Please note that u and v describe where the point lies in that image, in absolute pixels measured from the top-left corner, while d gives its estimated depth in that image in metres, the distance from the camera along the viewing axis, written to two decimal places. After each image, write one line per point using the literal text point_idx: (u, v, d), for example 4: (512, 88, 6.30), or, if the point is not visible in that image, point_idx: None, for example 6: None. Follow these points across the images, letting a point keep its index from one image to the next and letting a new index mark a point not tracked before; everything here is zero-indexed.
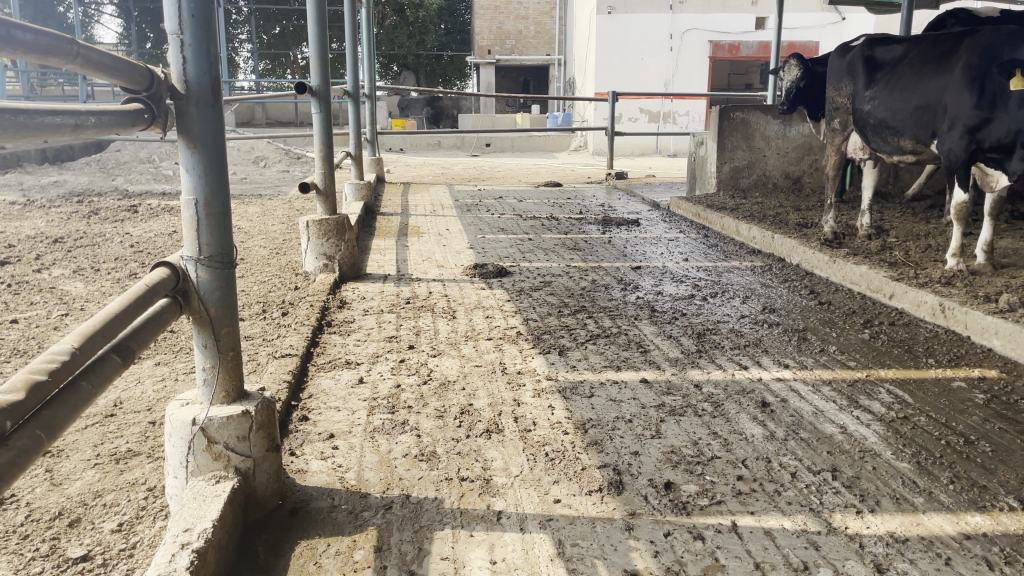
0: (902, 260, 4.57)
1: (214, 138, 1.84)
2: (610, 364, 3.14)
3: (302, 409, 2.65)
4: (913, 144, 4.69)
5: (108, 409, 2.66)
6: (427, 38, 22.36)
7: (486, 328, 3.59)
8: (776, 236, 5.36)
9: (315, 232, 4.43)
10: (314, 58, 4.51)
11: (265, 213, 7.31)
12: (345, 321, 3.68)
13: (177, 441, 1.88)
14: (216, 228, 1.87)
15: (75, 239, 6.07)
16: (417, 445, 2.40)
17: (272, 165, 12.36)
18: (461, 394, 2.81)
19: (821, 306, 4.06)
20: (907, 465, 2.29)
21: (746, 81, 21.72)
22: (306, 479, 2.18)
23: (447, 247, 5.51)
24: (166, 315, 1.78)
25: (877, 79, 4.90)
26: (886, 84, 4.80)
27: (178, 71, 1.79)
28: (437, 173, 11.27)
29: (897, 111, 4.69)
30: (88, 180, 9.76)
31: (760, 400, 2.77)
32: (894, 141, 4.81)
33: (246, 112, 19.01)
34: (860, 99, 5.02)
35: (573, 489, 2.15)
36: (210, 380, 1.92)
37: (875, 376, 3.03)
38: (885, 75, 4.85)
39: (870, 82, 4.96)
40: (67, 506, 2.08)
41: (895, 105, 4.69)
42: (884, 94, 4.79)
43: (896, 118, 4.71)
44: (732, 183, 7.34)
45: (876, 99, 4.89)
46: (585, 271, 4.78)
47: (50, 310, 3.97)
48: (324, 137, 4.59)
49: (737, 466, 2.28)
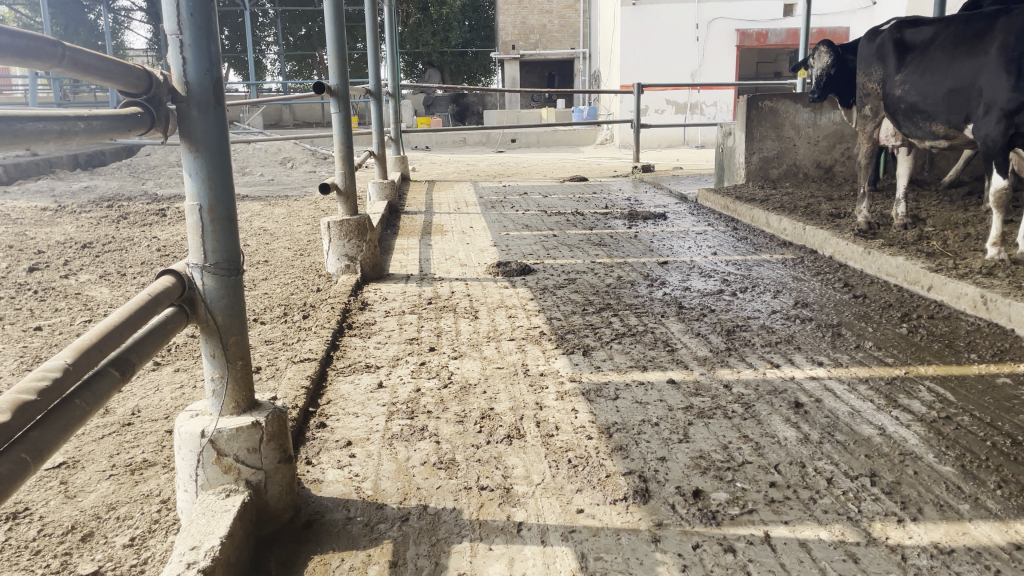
0: (940, 250, 4.40)
1: (217, 141, 1.78)
2: (636, 364, 3.04)
3: (319, 416, 2.59)
4: (947, 129, 4.52)
5: (125, 418, 2.63)
6: (450, 34, 22.32)
7: (508, 328, 3.51)
8: (808, 227, 5.21)
9: (337, 233, 4.39)
10: (332, 57, 4.44)
11: (290, 214, 7.30)
12: (366, 323, 3.62)
13: (186, 454, 1.83)
14: (222, 234, 1.82)
15: (103, 244, 6.10)
16: (436, 452, 2.32)
17: (299, 166, 12.40)
18: (482, 398, 2.73)
19: (856, 299, 3.92)
20: (951, 469, 2.17)
21: (775, 69, 21.39)
22: (321, 490, 2.12)
23: (470, 245, 5.44)
24: (171, 325, 1.73)
25: (908, 63, 4.74)
26: (917, 67, 4.63)
27: (178, 73, 1.74)
28: (462, 170, 11.21)
29: (929, 95, 4.52)
30: (118, 184, 9.86)
31: (793, 401, 2.66)
32: (927, 127, 4.65)
33: (273, 113, 19.15)
34: (891, 84, 4.87)
35: (596, 498, 2.06)
36: (219, 391, 1.86)
37: (915, 374, 2.89)
38: (914, 58, 4.69)
39: (900, 67, 4.79)
40: (81, 520, 2.05)
41: (927, 89, 4.53)
42: (915, 77, 4.63)
43: (927, 102, 4.55)
44: (762, 174, 7.17)
45: (907, 82, 4.72)
46: (610, 267, 4.68)
47: (74, 317, 3.97)
48: (343, 137, 4.53)
49: (770, 472, 2.18)
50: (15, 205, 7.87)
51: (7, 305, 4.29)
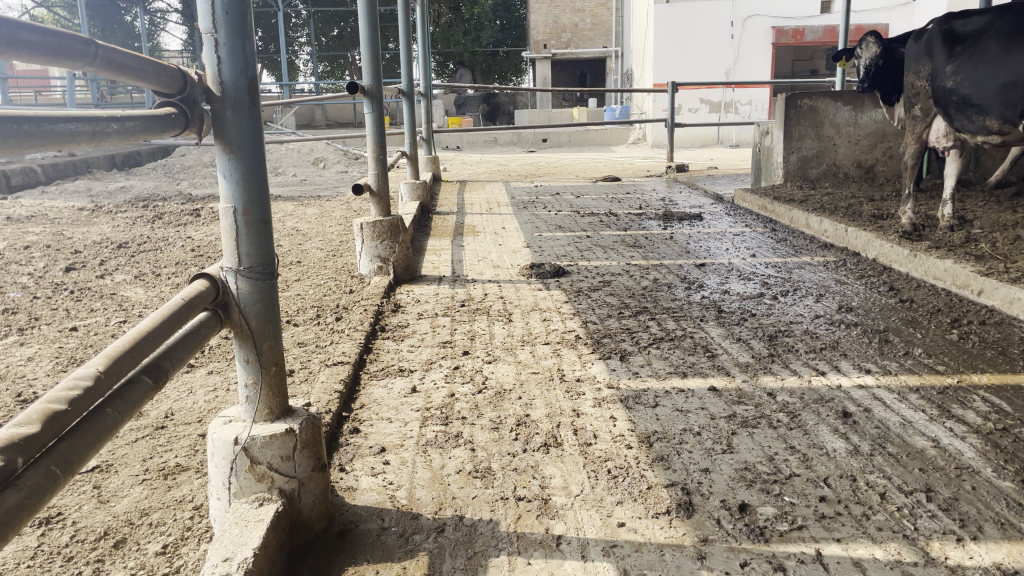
0: (989, 253, 4.26)
1: (253, 142, 1.74)
2: (675, 370, 2.96)
3: (353, 421, 2.55)
4: (1000, 125, 4.38)
5: (158, 421, 2.61)
6: (481, 34, 22.38)
7: (543, 332, 3.44)
8: (849, 229, 5.08)
9: (369, 234, 4.36)
10: (365, 57, 4.40)
11: (322, 214, 7.31)
12: (400, 325, 3.58)
13: (220, 461, 1.79)
14: (256, 237, 1.77)
15: (138, 244, 6.15)
16: (471, 460, 2.27)
17: (331, 166, 12.46)
18: (518, 404, 2.67)
19: (902, 304, 3.80)
20: (1011, 484, 2.06)
21: (811, 66, 21.12)
22: (355, 498, 2.07)
23: (503, 246, 5.39)
24: (204, 330, 1.69)
25: (958, 53, 4.57)
26: (970, 57, 4.47)
27: (213, 73, 1.70)
28: (493, 170, 11.18)
29: (983, 87, 4.37)
30: (154, 184, 9.98)
31: (841, 410, 2.56)
32: (980, 121, 4.47)
33: (306, 113, 19.32)
34: (942, 76, 4.66)
35: (638, 511, 1.99)
36: (253, 397, 1.82)
37: (968, 383, 2.77)
38: (966, 48, 4.52)
39: (950, 57, 4.62)
40: (113, 526, 2.02)
41: (982, 80, 4.37)
42: (968, 68, 4.47)
43: (981, 95, 4.38)
44: (800, 174, 7.02)
45: (959, 73, 4.54)
46: (646, 269, 4.60)
47: (109, 318, 3.98)
48: (376, 136, 4.49)
49: (819, 486, 2.09)
50: (54, 204, 8.00)
51: (43, 304, 4.32)
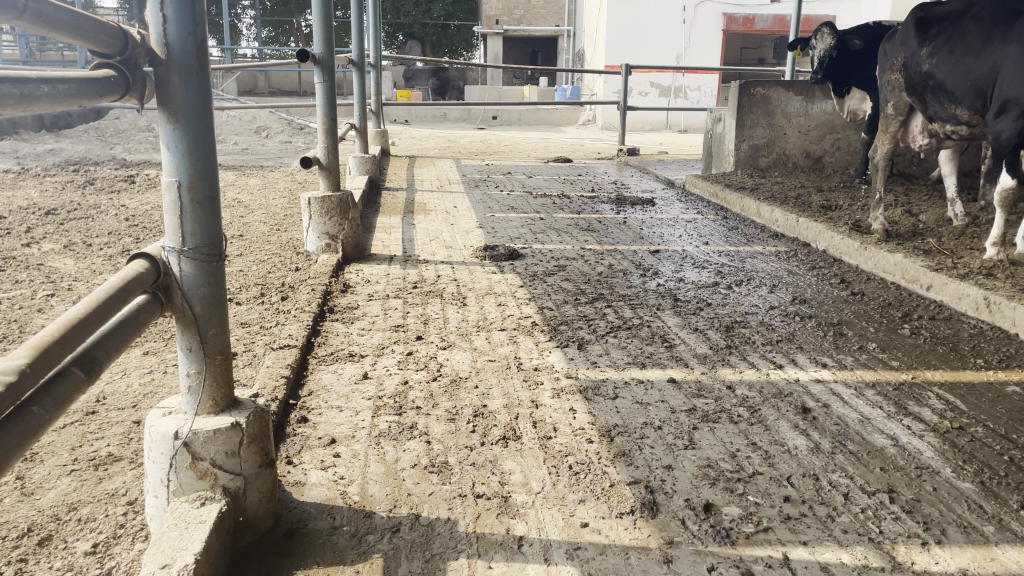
0: (937, 247, 4.31)
1: (201, 112, 1.59)
2: (634, 360, 2.91)
3: (301, 409, 2.42)
4: (971, 114, 4.21)
5: (88, 405, 2.44)
6: (431, 6, 21.96)
7: (498, 317, 3.35)
8: (801, 219, 5.10)
9: (317, 210, 4.18)
10: (317, 24, 4.17)
11: (266, 186, 7.06)
12: (349, 306, 3.44)
13: (157, 457, 1.65)
14: (203, 215, 1.63)
15: (68, 211, 5.82)
16: (427, 454, 2.17)
17: (274, 135, 12.10)
18: (474, 393, 2.58)
19: (854, 297, 3.82)
20: (970, 486, 2.06)
21: (759, 55, 21.47)
22: (303, 494, 1.96)
23: (455, 225, 5.27)
24: (143, 314, 1.55)
25: (933, 37, 4.34)
26: (948, 39, 4.22)
27: (157, 32, 1.54)
28: (442, 146, 11.02)
29: (955, 75, 4.16)
30: (85, 147, 9.52)
31: (801, 405, 2.54)
32: (950, 109, 4.31)
33: (248, 80, 18.73)
34: (916, 59, 4.44)
35: (601, 510, 1.92)
36: (196, 388, 1.68)
37: (923, 379, 2.78)
38: (944, 31, 4.28)
39: (924, 41, 4.40)
40: (38, 521, 1.87)
41: (955, 68, 4.15)
42: (944, 53, 4.23)
43: (954, 82, 4.18)
44: (751, 162, 7.04)
45: (935, 56, 4.30)
46: (600, 254, 4.54)
47: (34, 290, 3.73)
48: (327, 108, 4.30)
49: (783, 485, 2.06)
50: None
51: None
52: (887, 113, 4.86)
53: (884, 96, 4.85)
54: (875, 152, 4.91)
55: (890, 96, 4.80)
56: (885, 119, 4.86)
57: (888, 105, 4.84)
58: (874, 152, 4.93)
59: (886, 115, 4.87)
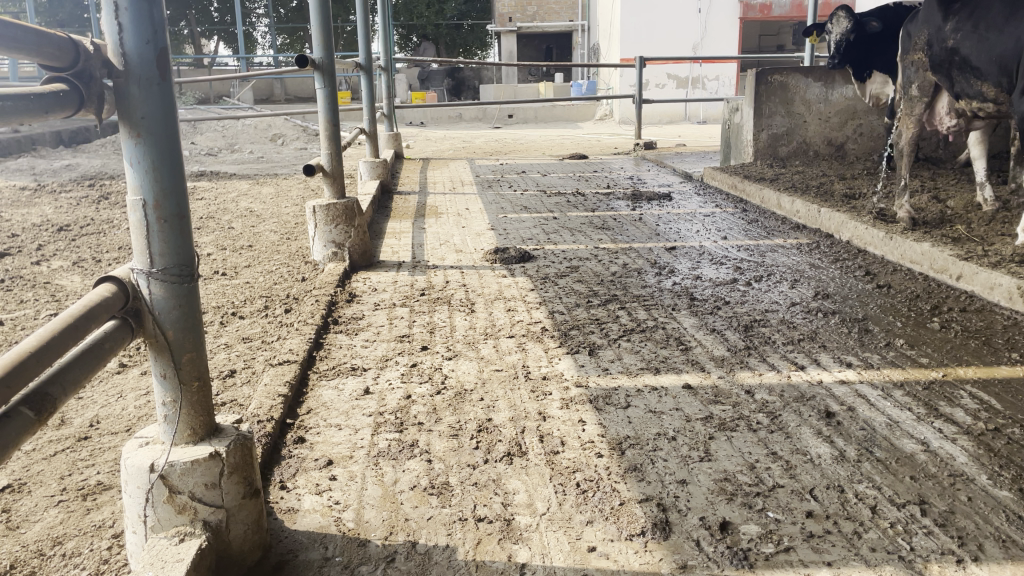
0: (966, 235, 4.13)
1: (164, 124, 1.50)
2: (647, 366, 2.78)
3: (298, 428, 2.33)
4: (997, 92, 4.02)
5: (81, 430, 2.37)
6: (444, 7, 21.92)
7: (507, 323, 3.24)
8: (822, 210, 4.93)
9: (323, 218, 4.10)
10: (315, 28, 4.09)
11: (279, 194, 7.01)
12: (354, 317, 3.34)
13: (134, 491, 1.56)
14: (172, 233, 1.54)
15: (81, 226, 5.80)
16: (428, 474, 2.06)
17: (290, 142, 12.10)
18: (479, 406, 2.47)
19: (880, 290, 3.66)
20: (1009, 494, 1.92)
21: (777, 43, 21.22)
22: (295, 522, 1.86)
23: (466, 228, 5.17)
24: (110, 342, 1.46)
25: (957, 11, 4.14)
26: (972, 13, 4.02)
27: (114, 42, 1.45)
28: (458, 147, 10.94)
29: (980, 52, 3.96)
30: (102, 161, 9.56)
31: (824, 410, 2.40)
32: (976, 86, 4.11)
33: (264, 88, 18.79)
34: (940, 36, 4.25)
35: (610, 532, 1.80)
36: (172, 416, 1.60)
37: (954, 377, 2.62)
38: (967, 5, 4.07)
39: (948, 15, 4.20)
40: (21, 557, 1.79)
41: (980, 44, 3.96)
42: (969, 28, 4.03)
43: (979, 59, 3.98)
44: (770, 151, 6.87)
45: (959, 32, 4.10)
46: (615, 253, 4.41)
47: (39, 310, 3.68)
48: (330, 114, 4.21)
49: (805, 499, 1.92)
50: None
51: None
52: (911, 94, 4.67)
53: (908, 77, 4.67)
54: (900, 137, 4.74)
55: (914, 78, 4.61)
56: (908, 101, 4.67)
57: (912, 86, 4.65)
58: (899, 136, 4.76)
59: (910, 97, 4.68)
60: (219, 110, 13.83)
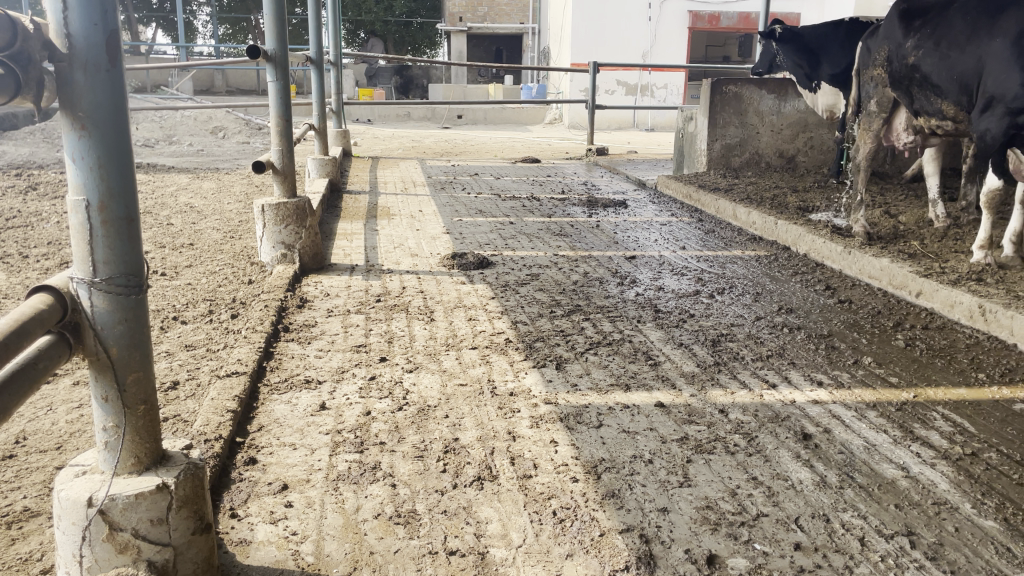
0: (921, 250, 4.16)
1: (113, 116, 1.33)
2: (618, 382, 2.68)
3: (249, 448, 2.16)
4: (956, 110, 4.05)
5: (5, 449, 2.14)
6: (393, 3, 21.62)
7: (469, 334, 3.10)
8: (779, 222, 4.93)
9: (272, 218, 3.90)
10: (268, 19, 3.89)
11: (222, 189, 6.71)
12: (306, 325, 3.16)
13: (68, 527, 1.38)
14: (119, 238, 1.37)
15: (5, 219, 5.43)
16: (392, 501, 1.92)
17: (231, 136, 11.70)
18: (445, 424, 2.33)
19: (841, 305, 3.64)
20: (994, 524, 1.87)
21: (723, 53, 21.60)
22: (249, 556, 1.70)
23: (420, 231, 5.00)
24: (44, 362, 1.28)
25: (919, 28, 4.18)
26: (933, 31, 4.06)
27: (57, 22, 1.28)
28: (408, 146, 10.73)
29: (941, 69, 4.00)
30: (30, 150, 9.05)
31: (801, 432, 2.33)
32: (936, 103, 4.15)
33: (205, 79, 18.23)
34: (902, 52, 4.28)
35: (591, 567, 1.69)
36: (113, 443, 1.42)
37: (926, 399, 2.59)
38: (929, 23, 4.11)
39: (910, 33, 4.23)
40: None
41: (941, 61, 3.99)
42: (930, 46, 4.06)
43: (940, 77, 4.02)
44: (723, 162, 6.88)
45: (921, 49, 4.14)
46: (575, 261, 4.31)
47: None
48: (281, 109, 4.01)
49: (792, 529, 1.84)
50: None
51: None
52: (869, 110, 4.71)
53: (867, 92, 4.70)
54: (858, 151, 4.80)
55: (874, 93, 4.65)
56: (867, 116, 4.71)
57: (870, 102, 4.69)
58: (858, 150, 4.81)
59: (869, 112, 4.72)
60: (156, 100, 13.29)
